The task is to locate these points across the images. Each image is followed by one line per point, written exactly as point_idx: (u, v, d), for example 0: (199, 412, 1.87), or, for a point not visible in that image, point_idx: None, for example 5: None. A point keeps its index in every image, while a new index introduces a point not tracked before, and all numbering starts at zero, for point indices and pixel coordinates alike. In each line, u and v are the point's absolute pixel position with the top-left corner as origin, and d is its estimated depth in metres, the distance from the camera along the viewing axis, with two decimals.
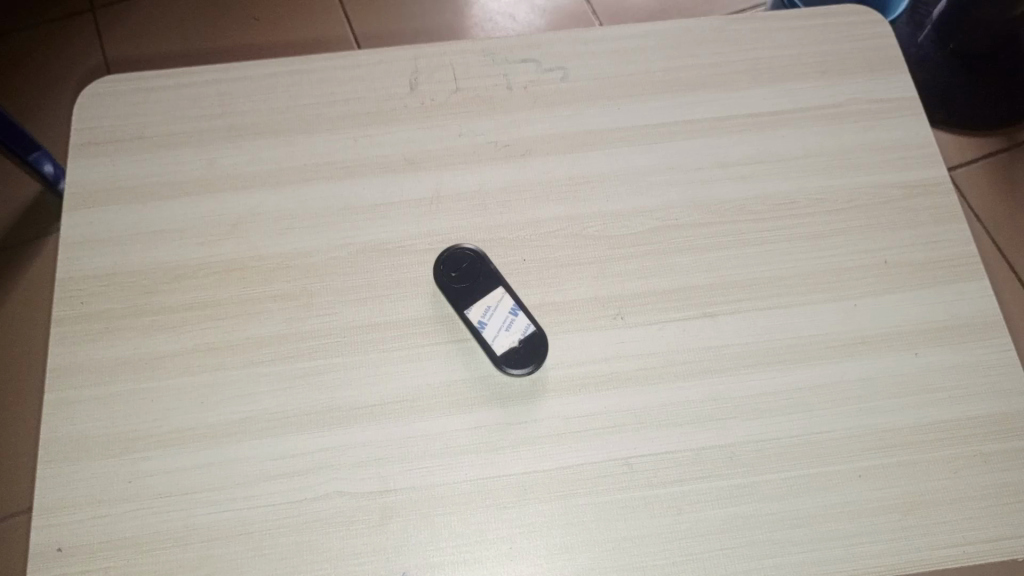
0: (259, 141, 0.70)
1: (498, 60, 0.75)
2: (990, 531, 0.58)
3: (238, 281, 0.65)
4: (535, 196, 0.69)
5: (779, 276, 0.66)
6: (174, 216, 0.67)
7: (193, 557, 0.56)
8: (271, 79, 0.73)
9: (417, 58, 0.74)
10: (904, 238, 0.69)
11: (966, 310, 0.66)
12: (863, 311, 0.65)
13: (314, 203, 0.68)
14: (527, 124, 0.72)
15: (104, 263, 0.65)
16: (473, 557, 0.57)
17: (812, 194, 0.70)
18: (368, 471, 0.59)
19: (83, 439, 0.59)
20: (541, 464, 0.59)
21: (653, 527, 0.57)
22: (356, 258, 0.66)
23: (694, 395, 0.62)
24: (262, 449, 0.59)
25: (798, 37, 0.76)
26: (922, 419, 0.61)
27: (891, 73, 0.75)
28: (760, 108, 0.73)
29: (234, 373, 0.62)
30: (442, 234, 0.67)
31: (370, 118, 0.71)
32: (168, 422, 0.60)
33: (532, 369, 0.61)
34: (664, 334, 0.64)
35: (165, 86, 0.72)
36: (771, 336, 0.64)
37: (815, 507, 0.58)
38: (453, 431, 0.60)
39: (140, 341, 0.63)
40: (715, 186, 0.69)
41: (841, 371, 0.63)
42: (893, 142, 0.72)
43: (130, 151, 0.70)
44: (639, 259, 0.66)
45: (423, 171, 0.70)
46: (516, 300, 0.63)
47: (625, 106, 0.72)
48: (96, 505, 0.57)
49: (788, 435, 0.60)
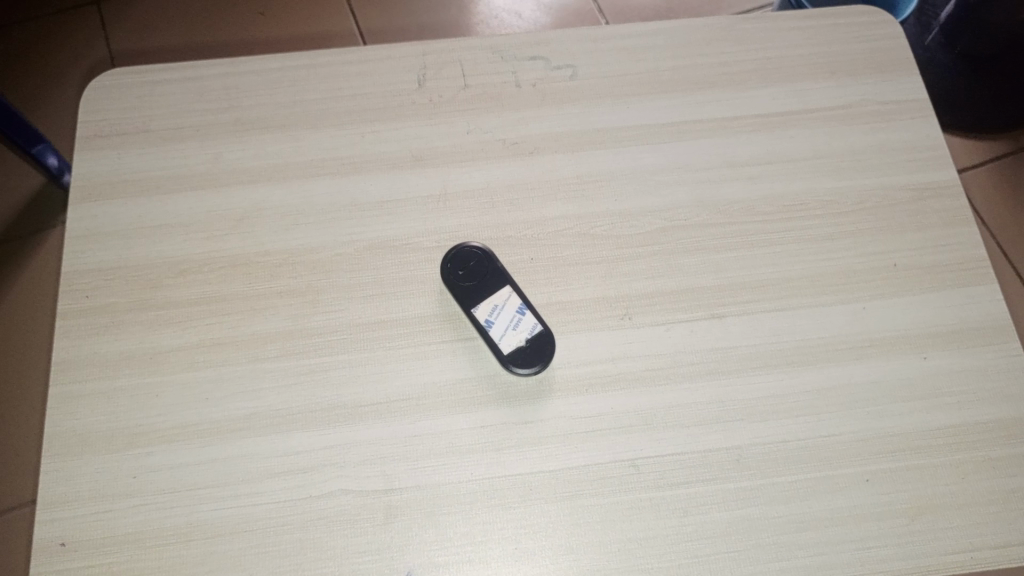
0: (265, 136, 0.70)
1: (506, 57, 0.74)
2: (998, 537, 0.58)
3: (243, 277, 0.65)
4: (542, 195, 0.68)
5: (787, 278, 0.66)
6: (179, 211, 0.67)
7: (196, 554, 0.56)
8: (277, 73, 0.72)
9: (425, 54, 0.74)
10: (913, 241, 0.68)
11: (974, 314, 0.65)
12: (870, 314, 0.65)
13: (320, 199, 0.68)
14: (534, 121, 0.71)
15: (108, 258, 0.65)
16: (477, 557, 0.56)
17: (821, 196, 0.69)
18: (373, 469, 0.58)
19: (86, 433, 0.59)
20: (547, 464, 0.59)
21: (659, 528, 0.57)
22: (362, 255, 0.66)
23: (701, 396, 0.61)
24: (266, 445, 0.59)
25: (809, 37, 0.76)
26: (929, 424, 0.61)
27: (901, 74, 0.75)
28: (769, 108, 0.72)
29: (239, 369, 0.62)
30: (448, 231, 0.67)
31: (377, 114, 0.71)
32: (172, 417, 0.60)
33: (539, 369, 0.61)
34: (671, 335, 0.63)
35: (172, 79, 0.72)
36: (778, 339, 0.63)
37: (821, 510, 0.58)
38: (458, 430, 0.60)
39: (144, 335, 0.63)
40: (724, 187, 0.69)
41: (849, 374, 0.62)
42: (903, 144, 0.72)
43: (135, 144, 0.69)
44: (646, 259, 0.66)
45: (430, 168, 0.69)
46: (523, 299, 0.63)
47: (633, 105, 0.72)
48: (100, 500, 0.57)
49: (795, 438, 0.60)
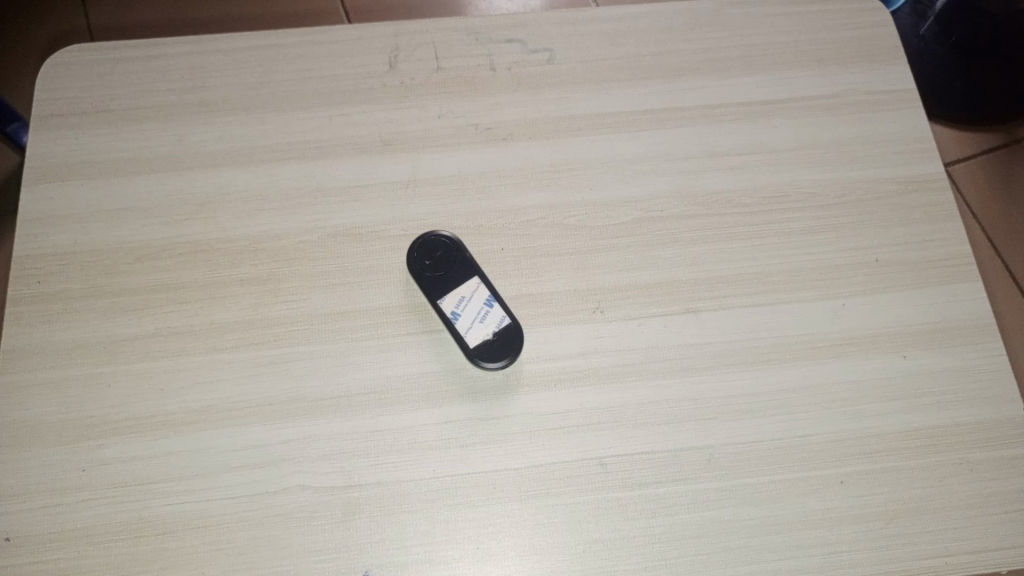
0: (230, 117, 0.67)
1: (482, 39, 0.72)
2: (976, 542, 0.56)
3: (204, 264, 0.62)
4: (516, 183, 0.66)
5: (767, 272, 0.64)
6: (139, 194, 0.64)
7: (146, 550, 0.54)
8: (245, 52, 0.70)
9: (398, 34, 0.71)
10: (897, 236, 0.66)
11: (958, 312, 0.63)
12: (851, 311, 0.63)
13: (285, 184, 0.65)
14: (510, 106, 0.69)
15: (62, 242, 0.63)
16: (439, 557, 0.54)
17: (804, 188, 0.67)
18: (334, 465, 0.56)
19: (36, 424, 0.57)
20: (513, 462, 0.57)
21: (625, 529, 0.55)
22: (327, 243, 0.63)
23: (673, 394, 0.59)
24: (222, 439, 0.57)
25: (795, 24, 0.73)
26: (907, 425, 0.59)
27: (890, 62, 0.72)
28: (753, 97, 0.70)
29: (196, 359, 0.59)
30: (418, 219, 0.65)
31: (346, 97, 0.68)
32: (126, 408, 0.58)
33: (506, 363, 0.59)
34: (644, 329, 0.61)
35: (133, 58, 0.69)
36: (756, 335, 0.61)
37: (794, 513, 0.56)
38: (422, 425, 0.58)
39: (99, 323, 0.60)
40: (703, 177, 0.67)
41: (826, 372, 0.61)
42: (890, 135, 0.70)
43: (95, 124, 0.67)
44: (622, 251, 0.64)
45: (399, 153, 0.67)
46: (492, 290, 0.61)
47: (613, 91, 0.70)
48: (48, 494, 0.55)
49: (770, 437, 0.58)
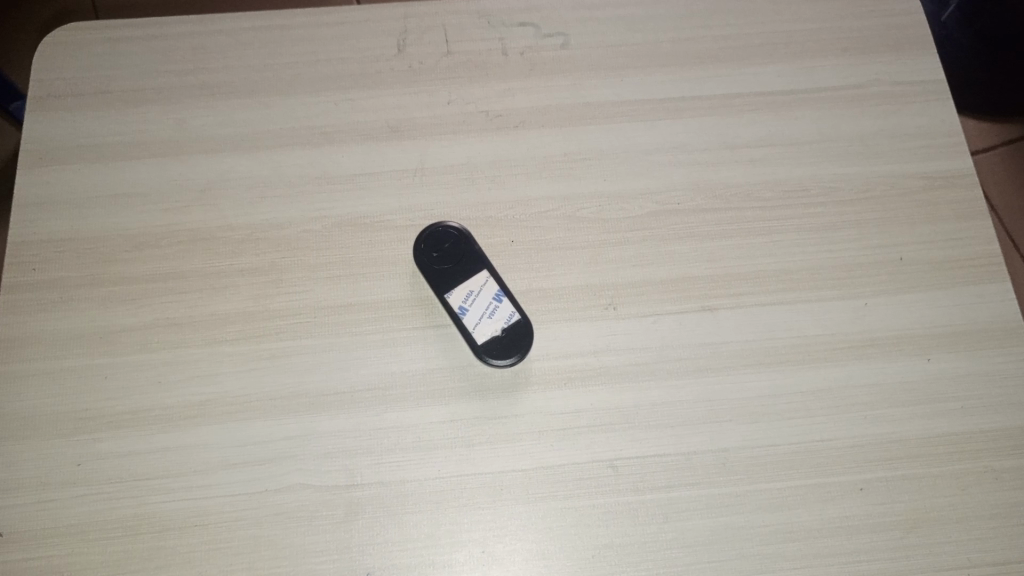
0: (233, 101, 0.65)
1: (494, 22, 0.69)
2: (997, 553, 0.54)
3: (204, 253, 0.60)
4: (527, 174, 0.64)
5: (785, 270, 0.62)
6: (138, 179, 0.62)
7: (143, 548, 0.52)
8: (248, 33, 0.67)
9: (407, 16, 0.68)
10: (923, 234, 0.64)
11: (985, 314, 0.61)
12: (873, 311, 0.61)
13: (287, 171, 0.63)
14: (522, 93, 0.66)
15: (59, 228, 0.61)
16: (443, 560, 0.53)
17: (825, 181, 0.65)
18: (336, 463, 0.55)
19: (31, 417, 0.55)
20: (520, 463, 0.55)
21: (635, 535, 0.54)
22: (331, 233, 0.61)
23: (688, 395, 0.57)
24: (222, 435, 0.55)
25: (820, 10, 0.70)
26: (929, 431, 0.57)
27: (918, 51, 0.69)
28: (775, 87, 0.67)
29: (196, 351, 0.58)
30: (425, 210, 0.62)
31: (352, 81, 0.66)
32: (124, 401, 0.56)
33: (515, 361, 0.57)
34: (659, 327, 0.59)
35: (134, 38, 0.66)
36: (774, 334, 0.59)
37: (811, 520, 0.54)
38: (427, 423, 0.56)
39: (96, 313, 0.58)
40: (722, 169, 0.64)
41: (846, 375, 0.58)
42: (916, 128, 0.67)
43: (94, 106, 0.64)
44: (636, 245, 0.62)
45: (406, 141, 0.64)
46: (502, 285, 0.58)
47: (629, 78, 0.67)
48: (43, 488, 0.54)
49: (787, 442, 0.56)
